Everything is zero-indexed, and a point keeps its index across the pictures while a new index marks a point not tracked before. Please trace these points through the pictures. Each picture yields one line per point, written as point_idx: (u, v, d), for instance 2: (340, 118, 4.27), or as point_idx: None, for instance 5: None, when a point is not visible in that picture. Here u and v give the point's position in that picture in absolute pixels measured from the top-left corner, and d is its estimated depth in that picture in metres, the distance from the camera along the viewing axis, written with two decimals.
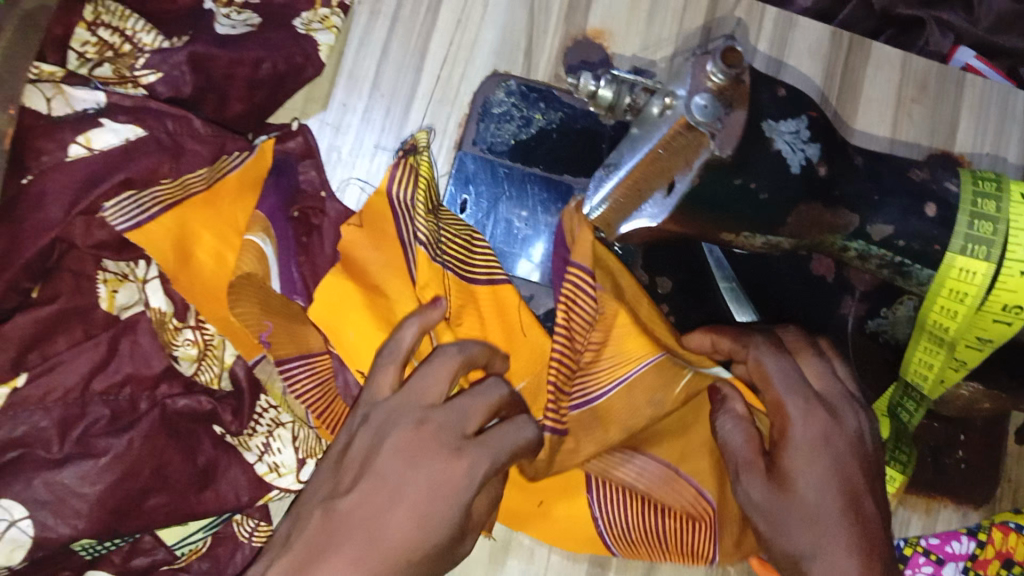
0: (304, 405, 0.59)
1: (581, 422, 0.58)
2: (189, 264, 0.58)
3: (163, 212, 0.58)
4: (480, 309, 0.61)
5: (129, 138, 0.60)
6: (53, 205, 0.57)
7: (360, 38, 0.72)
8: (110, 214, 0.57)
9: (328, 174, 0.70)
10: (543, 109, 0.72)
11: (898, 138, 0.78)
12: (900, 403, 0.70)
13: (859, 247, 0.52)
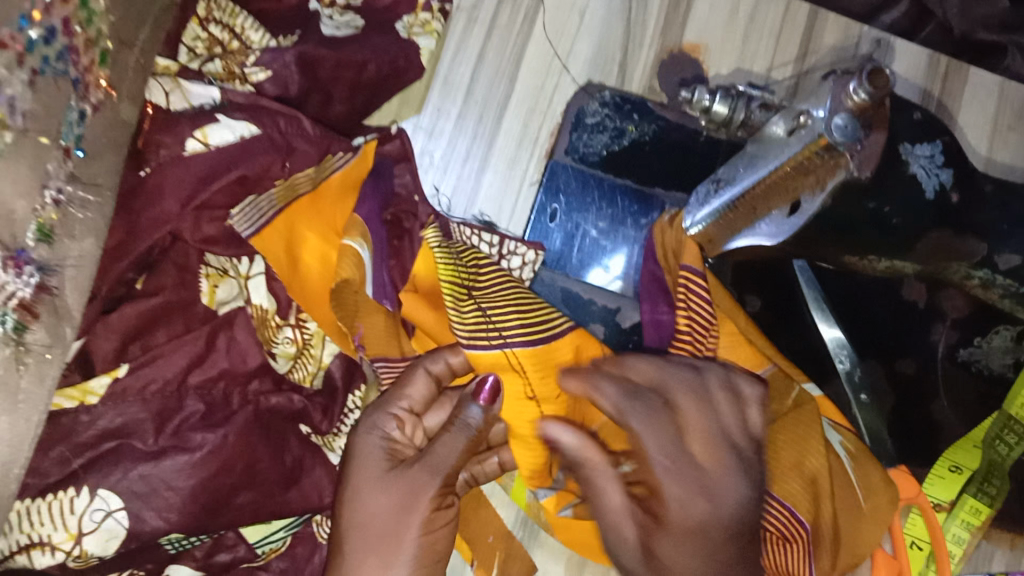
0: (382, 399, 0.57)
1: None
2: (297, 269, 0.58)
3: (276, 215, 0.58)
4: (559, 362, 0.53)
5: (243, 135, 0.59)
6: (169, 197, 0.57)
7: (456, 45, 0.72)
8: (236, 220, 0.58)
9: (421, 178, 0.71)
10: (637, 120, 0.72)
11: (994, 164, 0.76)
12: (999, 437, 0.68)
13: (984, 275, 0.51)
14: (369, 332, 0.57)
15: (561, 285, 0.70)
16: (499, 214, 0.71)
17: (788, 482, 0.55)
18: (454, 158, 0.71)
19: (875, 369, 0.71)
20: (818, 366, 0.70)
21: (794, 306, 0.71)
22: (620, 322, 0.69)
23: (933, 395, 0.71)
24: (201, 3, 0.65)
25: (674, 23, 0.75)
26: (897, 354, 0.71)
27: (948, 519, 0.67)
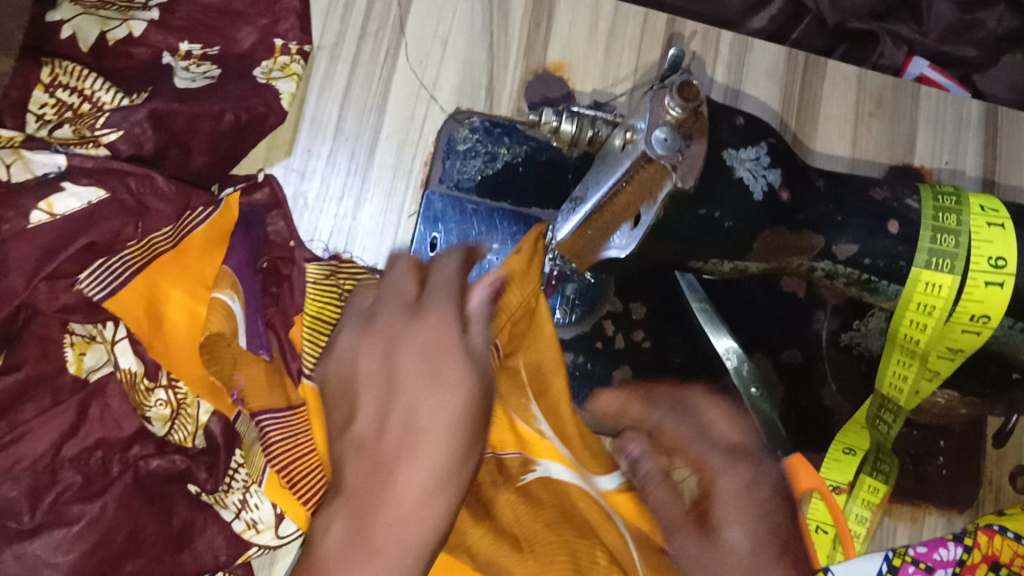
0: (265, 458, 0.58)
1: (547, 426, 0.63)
2: (162, 329, 0.59)
3: (133, 277, 0.58)
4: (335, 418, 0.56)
5: (92, 201, 0.60)
6: (16, 272, 0.57)
7: (321, 83, 0.72)
8: (87, 285, 0.58)
9: (296, 221, 0.70)
10: (508, 143, 0.73)
11: (858, 156, 0.80)
12: (878, 417, 0.70)
13: (826, 267, 0.51)
14: (249, 385, 0.58)
15: None
16: (378, 250, 0.71)
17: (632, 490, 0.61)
18: (329, 197, 0.71)
19: (763, 362, 0.73)
20: (706, 362, 0.72)
21: (677, 312, 0.73)
22: None
23: (822, 380, 0.74)
24: (44, 69, 0.66)
25: (537, 43, 0.76)
26: (783, 345, 0.74)
27: (850, 500, 0.71)
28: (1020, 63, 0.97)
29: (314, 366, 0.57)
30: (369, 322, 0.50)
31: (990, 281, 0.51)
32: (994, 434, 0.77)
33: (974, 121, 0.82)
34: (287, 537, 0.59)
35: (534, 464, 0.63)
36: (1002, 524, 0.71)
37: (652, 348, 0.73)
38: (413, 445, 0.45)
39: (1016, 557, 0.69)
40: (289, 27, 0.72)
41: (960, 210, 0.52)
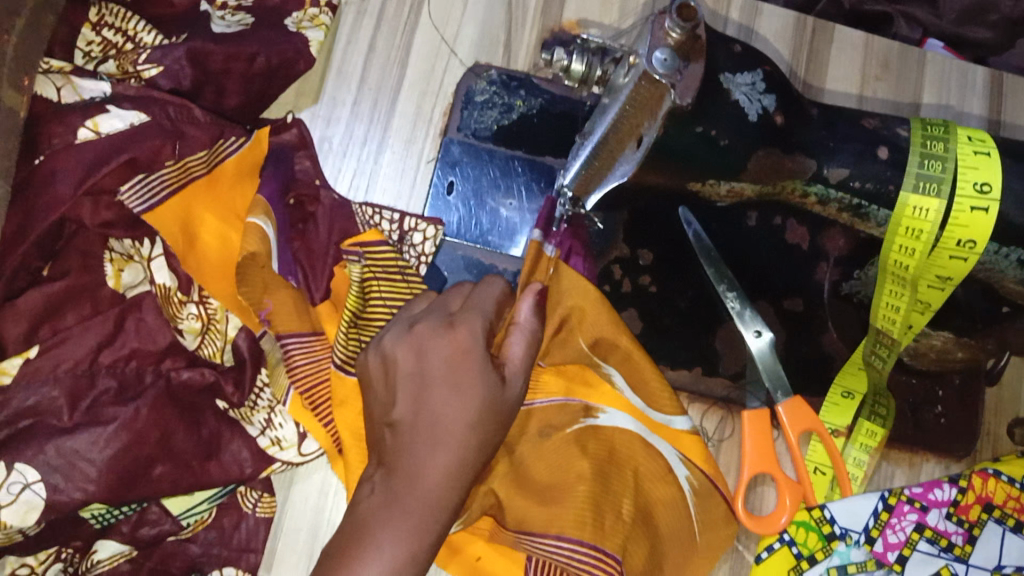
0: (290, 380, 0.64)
1: (571, 369, 0.71)
2: (195, 246, 0.65)
3: (169, 196, 0.64)
4: (353, 400, 0.63)
5: (135, 123, 0.65)
6: (63, 181, 0.62)
7: (347, 36, 0.77)
8: (127, 197, 0.64)
9: (322, 162, 0.74)
10: (524, 96, 0.76)
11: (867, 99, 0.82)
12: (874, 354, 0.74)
13: (818, 190, 0.54)
14: (278, 310, 0.64)
15: (464, 251, 0.74)
16: (399, 193, 0.75)
17: (682, 441, 0.71)
18: (353, 141, 0.75)
19: (765, 308, 0.76)
20: (711, 308, 0.76)
21: (683, 259, 0.76)
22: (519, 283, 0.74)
23: (823, 327, 0.76)
24: (92, 9, 0.70)
25: (553, 5, 0.80)
26: (787, 294, 0.77)
27: (847, 444, 0.75)
28: None
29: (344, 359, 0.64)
30: (411, 326, 0.60)
31: (975, 206, 0.54)
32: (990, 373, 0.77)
33: (981, 86, 0.84)
34: (309, 455, 0.65)
35: (597, 412, 0.70)
36: (996, 468, 0.73)
37: (658, 292, 0.76)
38: (435, 441, 0.55)
39: (1009, 500, 0.72)
40: None
41: (948, 139, 0.54)
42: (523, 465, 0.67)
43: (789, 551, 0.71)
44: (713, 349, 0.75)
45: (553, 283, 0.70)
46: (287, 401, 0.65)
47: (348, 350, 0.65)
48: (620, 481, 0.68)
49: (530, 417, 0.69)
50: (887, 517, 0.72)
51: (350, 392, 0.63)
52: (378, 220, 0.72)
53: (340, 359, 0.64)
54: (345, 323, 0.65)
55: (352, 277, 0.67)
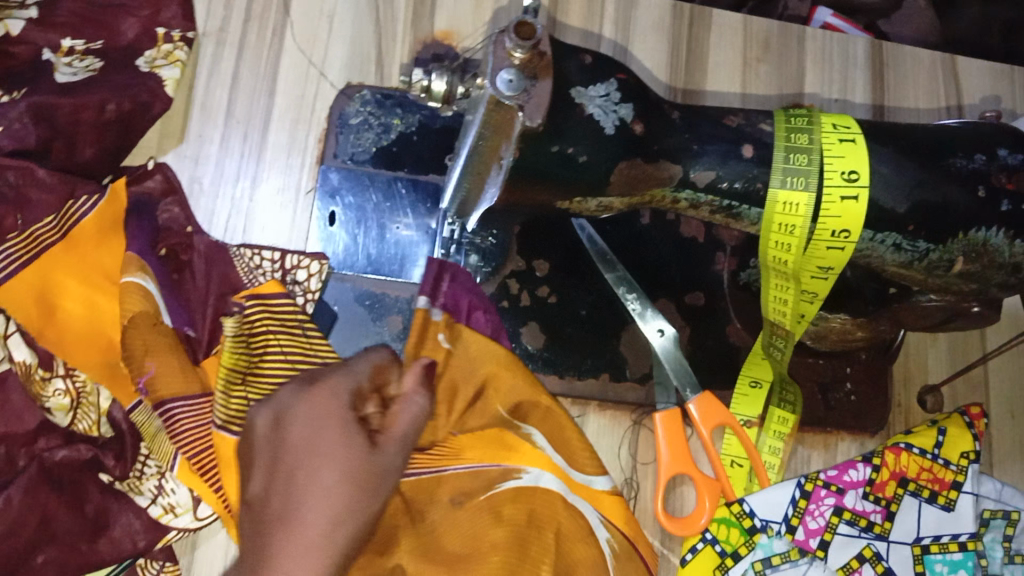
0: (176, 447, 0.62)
1: (489, 441, 0.68)
2: (55, 318, 0.64)
3: (21, 270, 0.63)
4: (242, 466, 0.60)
5: None
6: None
7: (207, 69, 0.73)
8: None
9: (193, 206, 0.71)
10: (401, 114, 0.73)
11: (749, 93, 0.81)
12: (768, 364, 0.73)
13: (688, 196, 0.53)
14: (160, 373, 0.62)
15: (354, 283, 0.71)
16: (279, 230, 0.72)
17: (604, 499, 0.68)
18: (225, 178, 0.72)
19: (667, 306, 0.75)
20: (613, 313, 0.74)
21: (581, 265, 0.75)
22: (417, 310, 0.71)
23: (725, 318, 0.76)
24: None
25: (422, 15, 0.77)
26: (687, 288, 0.76)
27: (760, 433, 0.74)
28: (923, 8, 0.98)
29: (225, 419, 0.61)
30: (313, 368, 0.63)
31: (845, 195, 0.52)
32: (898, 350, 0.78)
33: (863, 59, 0.83)
34: (205, 518, 0.63)
35: (520, 474, 0.67)
36: (908, 441, 0.73)
37: (557, 303, 0.74)
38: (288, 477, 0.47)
39: (922, 472, 0.73)
40: (171, 16, 0.72)
41: (812, 129, 0.53)
42: (432, 535, 0.64)
43: (713, 550, 0.71)
44: (618, 355, 0.74)
45: (455, 352, 0.69)
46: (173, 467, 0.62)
47: (230, 410, 0.62)
48: (540, 545, 0.65)
49: (441, 483, 0.66)
50: (806, 504, 0.72)
51: (231, 456, 0.59)
52: (258, 262, 0.69)
53: (220, 417, 0.61)
54: (225, 379, 0.62)
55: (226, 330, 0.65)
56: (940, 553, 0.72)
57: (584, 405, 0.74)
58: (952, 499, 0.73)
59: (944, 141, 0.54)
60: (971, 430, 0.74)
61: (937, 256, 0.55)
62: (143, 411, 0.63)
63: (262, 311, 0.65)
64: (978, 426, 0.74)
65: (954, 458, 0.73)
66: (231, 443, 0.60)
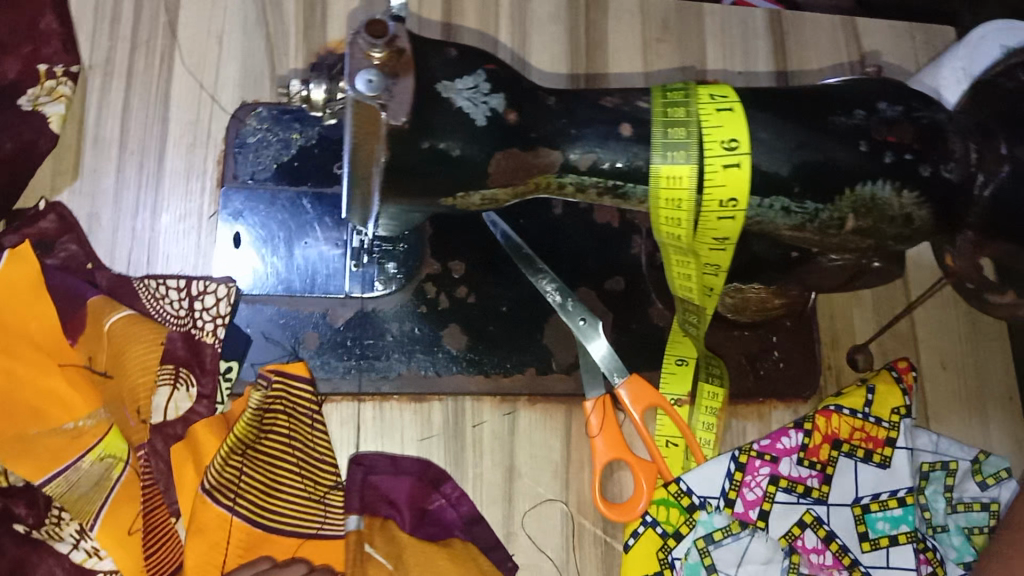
0: (103, 502, 0.62)
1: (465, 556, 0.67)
2: None
3: None
4: (208, 536, 0.63)
5: None
6: None
7: (96, 102, 0.73)
8: None
9: (93, 243, 0.69)
10: (299, 128, 0.73)
11: (653, 74, 0.81)
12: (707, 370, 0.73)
13: (573, 180, 0.53)
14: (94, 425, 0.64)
15: (269, 303, 0.70)
16: (186, 257, 0.70)
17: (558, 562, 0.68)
18: (123, 211, 0.70)
19: (588, 294, 0.75)
20: (533, 307, 0.74)
21: (495, 263, 0.74)
22: (334, 322, 0.70)
23: (647, 300, 0.76)
24: None
25: (314, 28, 0.76)
26: (605, 274, 0.76)
27: (693, 412, 0.74)
28: None
29: (215, 484, 0.64)
30: None
31: (727, 163, 0.52)
32: (823, 316, 0.79)
33: (763, 30, 0.83)
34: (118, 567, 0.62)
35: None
36: (837, 403, 0.74)
37: (477, 302, 0.73)
38: None
39: (855, 432, 0.73)
40: (52, 52, 0.72)
41: (689, 101, 0.53)
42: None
43: (654, 534, 0.70)
44: (542, 347, 0.73)
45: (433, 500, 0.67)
46: (96, 527, 0.62)
47: (223, 476, 0.64)
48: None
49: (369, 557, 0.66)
50: (742, 476, 0.72)
51: (208, 522, 0.63)
52: (164, 290, 0.68)
53: (210, 482, 0.64)
54: (231, 448, 0.64)
55: (249, 401, 0.65)
56: (880, 511, 0.72)
57: (514, 401, 0.73)
58: (888, 456, 0.73)
59: (822, 99, 0.54)
60: (899, 385, 0.74)
61: (828, 215, 0.54)
62: (75, 470, 0.62)
63: (284, 390, 0.66)
64: (908, 380, 0.75)
65: (885, 414, 0.74)
66: (215, 511, 0.64)
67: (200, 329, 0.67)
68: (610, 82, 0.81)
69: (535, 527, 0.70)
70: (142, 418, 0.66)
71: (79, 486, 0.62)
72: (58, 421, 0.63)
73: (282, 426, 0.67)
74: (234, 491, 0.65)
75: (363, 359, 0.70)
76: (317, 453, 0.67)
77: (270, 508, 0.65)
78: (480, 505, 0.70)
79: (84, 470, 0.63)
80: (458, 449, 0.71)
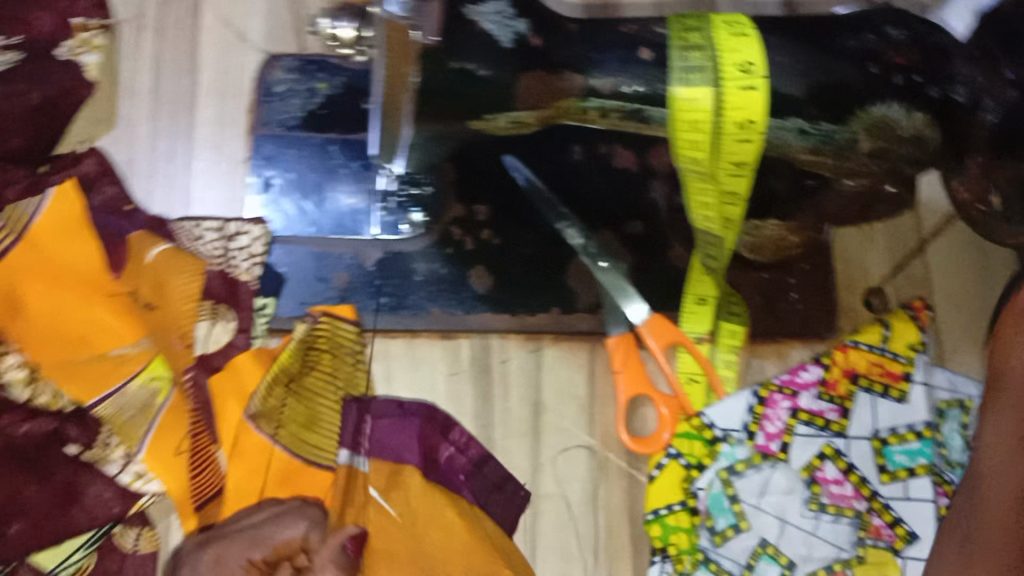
0: (147, 426, 0.66)
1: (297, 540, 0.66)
2: (21, 315, 0.66)
3: None
4: (248, 460, 0.68)
5: None
6: None
7: (128, 54, 0.76)
8: None
9: (132, 186, 0.73)
10: (324, 78, 0.75)
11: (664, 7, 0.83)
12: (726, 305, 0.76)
13: (596, 104, 0.55)
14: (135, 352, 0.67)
15: (301, 245, 0.72)
16: (218, 201, 0.73)
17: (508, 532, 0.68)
18: (159, 158, 0.74)
19: (608, 236, 0.77)
20: (555, 248, 0.76)
21: (518, 208, 0.76)
22: (364, 264, 0.73)
23: (666, 242, 0.78)
24: None
25: None
26: (626, 218, 0.78)
27: (714, 349, 0.76)
28: None
29: (259, 411, 0.68)
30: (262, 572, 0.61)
31: (744, 85, 0.54)
32: (839, 253, 0.80)
33: None
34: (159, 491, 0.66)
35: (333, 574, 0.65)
36: (855, 339, 0.76)
37: (501, 245, 0.75)
38: None
39: (872, 367, 0.75)
40: (88, 7, 0.75)
41: (704, 28, 0.55)
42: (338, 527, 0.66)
43: (678, 465, 0.73)
44: (564, 287, 0.75)
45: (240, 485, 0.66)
46: (144, 449, 0.66)
47: (268, 403, 0.69)
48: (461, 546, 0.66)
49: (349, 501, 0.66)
50: (762, 409, 0.74)
51: (249, 448, 0.68)
52: (201, 232, 0.71)
53: (256, 408, 0.68)
54: (278, 379, 0.69)
55: (296, 332, 0.70)
56: (898, 445, 0.73)
57: (538, 340, 0.75)
58: (905, 391, 0.74)
59: (832, 25, 0.56)
60: (915, 322, 0.76)
61: (842, 136, 0.56)
62: (121, 395, 0.66)
63: (329, 328, 0.70)
64: (922, 318, 0.76)
65: (902, 349, 0.75)
66: (256, 438, 0.68)
67: (235, 267, 0.71)
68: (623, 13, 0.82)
69: (562, 460, 0.73)
70: (188, 342, 0.70)
71: (126, 410, 0.66)
72: (102, 348, 0.67)
73: (325, 361, 0.71)
74: (277, 419, 0.69)
75: (392, 298, 0.73)
76: (359, 390, 0.71)
77: (307, 440, 0.69)
78: (508, 437, 0.73)
79: (131, 394, 0.67)
80: (486, 384, 0.74)
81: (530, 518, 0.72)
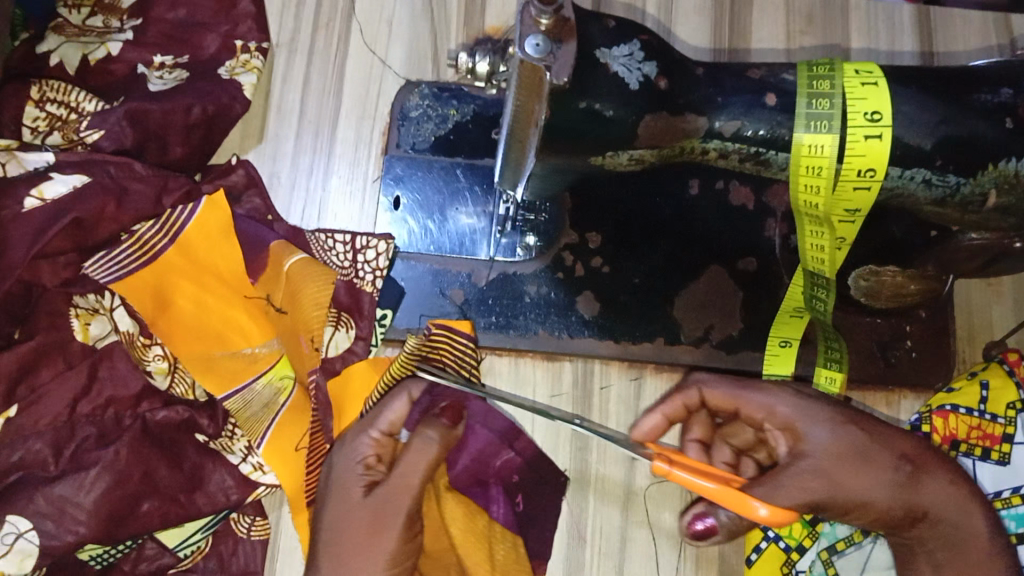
0: (269, 424, 0.71)
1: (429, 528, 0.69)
2: (168, 310, 0.72)
3: (140, 267, 0.72)
4: None
5: (76, 185, 0.71)
6: (17, 249, 0.68)
7: (280, 75, 0.81)
8: (93, 271, 0.71)
9: (273, 198, 0.78)
10: (457, 104, 0.78)
11: (795, 51, 0.83)
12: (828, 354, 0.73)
13: (716, 146, 0.56)
14: (260, 351, 0.74)
15: (421, 262, 0.76)
16: (347, 215, 0.78)
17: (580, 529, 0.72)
18: (299, 172, 0.79)
19: (719, 271, 0.77)
20: (666, 281, 0.77)
21: (631, 237, 0.77)
22: (478, 283, 0.76)
23: (778, 281, 0.77)
24: (33, 88, 0.76)
25: (475, 15, 0.83)
26: (739, 254, 0.78)
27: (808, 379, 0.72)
28: None
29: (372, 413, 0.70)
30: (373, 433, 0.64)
31: (869, 135, 0.54)
32: (959, 307, 0.79)
33: (908, 20, 0.84)
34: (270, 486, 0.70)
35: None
36: (951, 403, 0.72)
37: (611, 273, 0.77)
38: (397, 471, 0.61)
39: (972, 431, 0.72)
40: (247, 30, 0.81)
41: (833, 75, 0.56)
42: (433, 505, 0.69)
43: (777, 548, 0.72)
44: (672, 318, 0.76)
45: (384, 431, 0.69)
46: (262, 445, 0.70)
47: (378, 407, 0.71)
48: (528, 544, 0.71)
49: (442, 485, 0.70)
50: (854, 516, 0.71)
51: None
52: (331, 243, 0.75)
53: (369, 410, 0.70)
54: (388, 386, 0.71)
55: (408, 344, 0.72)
56: (1005, 509, 0.70)
57: (641, 368, 0.77)
58: (1007, 453, 0.71)
59: (968, 77, 0.55)
60: (1012, 379, 0.73)
61: (969, 190, 0.56)
62: (249, 391, 0.72)
63: (447, 339, 0.72)
64: (1019, 374, 0.73)
65: (1002, 411, 0.72)
66: None
67: (360, 278, 0.74)
68: (753, 55, 0.82)
69: (655, 489, 0.74)
70: (314, 344, 0.72)
71: (252, 405, 0.72)
72: (236, 347, 0.73)
73: None
74: None
75: (502, 317, 0.76)
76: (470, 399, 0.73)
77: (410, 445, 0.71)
78: (602, 461, 0.75)
79: (257, 391, 0.72)
80: (587, 407, 0.76)
81: (619, 545, 0.73)
